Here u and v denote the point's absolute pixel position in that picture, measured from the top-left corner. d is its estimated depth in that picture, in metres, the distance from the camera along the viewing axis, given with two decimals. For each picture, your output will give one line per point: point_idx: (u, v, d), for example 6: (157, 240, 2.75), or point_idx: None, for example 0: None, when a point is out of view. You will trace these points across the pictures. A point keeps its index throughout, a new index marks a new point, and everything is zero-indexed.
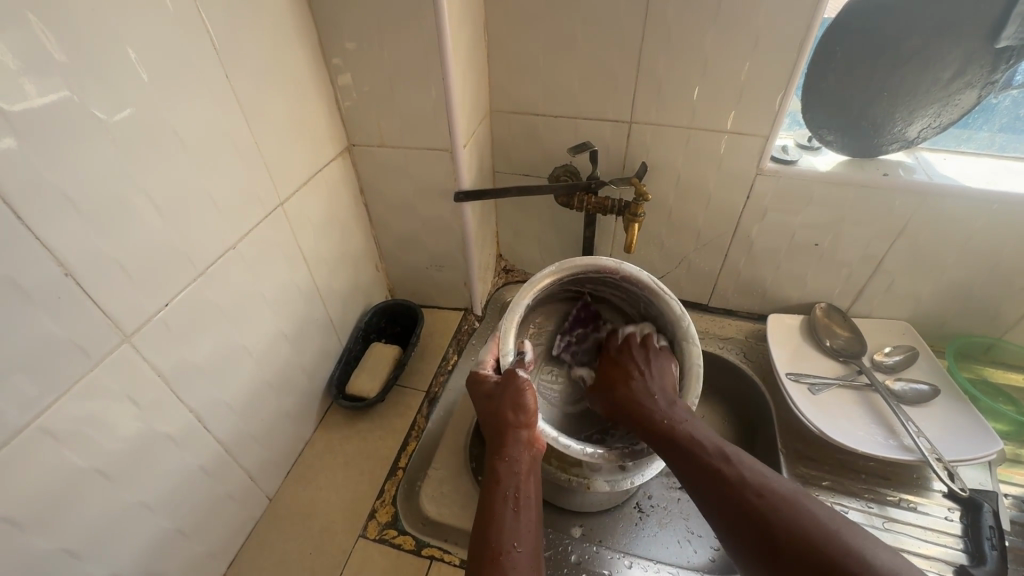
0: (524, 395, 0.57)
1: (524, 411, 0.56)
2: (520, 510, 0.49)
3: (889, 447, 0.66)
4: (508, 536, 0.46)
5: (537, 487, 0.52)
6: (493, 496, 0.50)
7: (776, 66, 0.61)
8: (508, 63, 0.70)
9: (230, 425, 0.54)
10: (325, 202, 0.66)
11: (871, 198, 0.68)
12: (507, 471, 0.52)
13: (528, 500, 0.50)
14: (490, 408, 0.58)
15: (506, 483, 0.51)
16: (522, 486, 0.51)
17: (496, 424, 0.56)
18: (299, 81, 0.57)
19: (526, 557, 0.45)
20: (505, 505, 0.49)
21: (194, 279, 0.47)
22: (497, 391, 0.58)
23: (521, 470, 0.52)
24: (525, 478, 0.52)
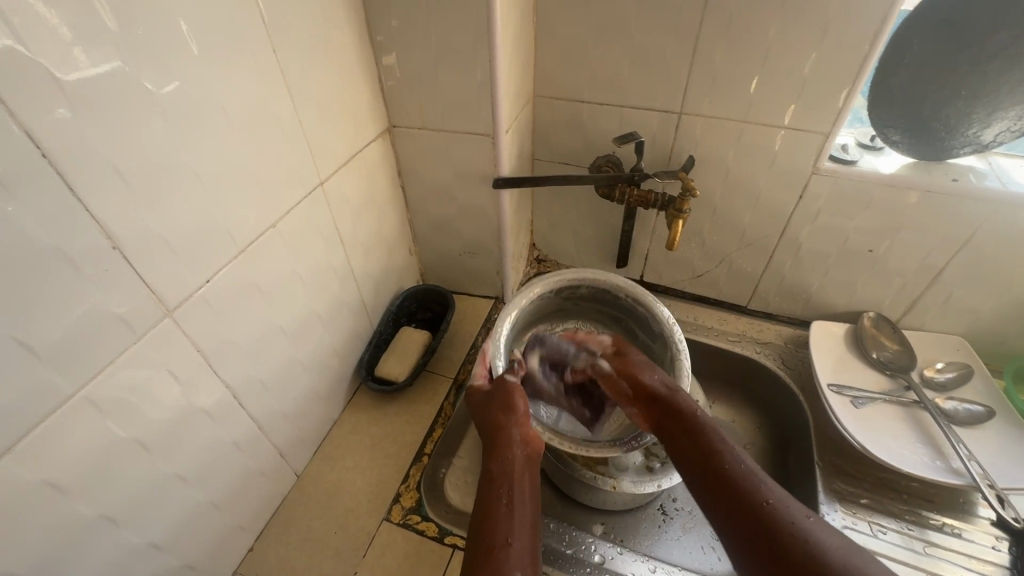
0: (518, 399, 0.57)
1: (514, 411, 0.57)
2: (516, 507, 0.50)
3: (935, 469, 0.63)
4: (507, 530, 0.48)
5: (529, 489, 0.53)
6: (487, 497, 0.51)
7: (845, 59, 0.57)
8: (556, 46, 0.68)
9: (264, 402, 0.55)
10: (363, 183, 0.65)
11: (936, 205, 0.64)
12: (500, 471, 0.53)
13: (523, 497, 0.51)
14: (485, 413, 0.58)
15: (500, 484, 0.52)
16: (515, 485, 0.52)
17: (489, 426, 0.57)
18: (344, 60, 0.56)
19: (521, 552, 0.46)
20: (500, 504, 0.50)
21: (233, 257, 0.47)
22: (488, 397, 0.59)
23: (513, 471, 0.53)
24: (519, 478, 0.53)
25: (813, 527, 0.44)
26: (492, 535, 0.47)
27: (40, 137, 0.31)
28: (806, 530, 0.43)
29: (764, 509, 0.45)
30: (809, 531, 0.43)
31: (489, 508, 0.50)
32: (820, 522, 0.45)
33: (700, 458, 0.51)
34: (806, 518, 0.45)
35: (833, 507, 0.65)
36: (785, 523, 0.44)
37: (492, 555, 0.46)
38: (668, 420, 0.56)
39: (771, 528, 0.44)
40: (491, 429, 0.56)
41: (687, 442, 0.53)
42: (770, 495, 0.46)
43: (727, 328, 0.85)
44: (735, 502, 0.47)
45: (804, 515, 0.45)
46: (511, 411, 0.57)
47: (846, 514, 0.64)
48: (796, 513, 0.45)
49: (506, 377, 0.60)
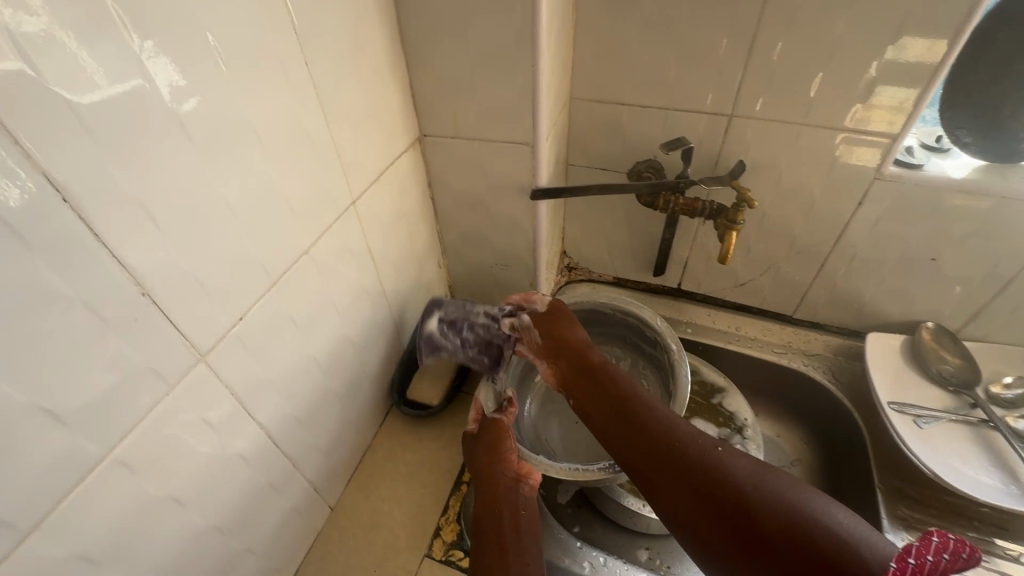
0: (507, 437, 0.57)
1: (500, 446, 0.56)
2: (508, 549, 0.49)
3: (1013, 496, 0.59)
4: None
5: (526, 520, 0.53)
6: (483, 538, 0.51)
7: (922, 55, 0.52)
8: (597, 45, 0.63)
9: (299, 438, 0.51)
10: (394, 197, 0.61)
11: (1013, 212, 0.59)
12: (491, 509, 0.53)
13: (518, 532, 0.51)
14: (476, 457, 0.57)
15: (490, 526, 0.51)
16: (507, 519, 0.52)
17: (474, 465, 0.57)
18: (376, 67, 0.52)
19: None
20: (491, 549, 0.49)
21: (266, 289, 0.43)
22: (474, 439, 0.59)
23: (501, 504, 0.53)
24: (507, 508, 0.53)
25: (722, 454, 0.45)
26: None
27: (54, 173, 0.27)
28: (722, 462, 0.45)
29: (684, 453, 0.46)
30: (725, 463, 0.44)
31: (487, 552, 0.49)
32: (731, 451, 0.46)
33: (622, 415, 0.52)
34: (716, 449, 0.46)
35: (899, 535, 0.61)
36: (702, 461, 0.45)
37: None
38: (591, 383, 0.56)
39: (691, 469, 0.45)
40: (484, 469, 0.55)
41: (614, 402, 0.53)
42: (690, 439, 0.47)
43: (772, 338, 0.80)
44: (655, 452, 0.47)
45: (714, 446, 0.46)
46: (490, 443, 0.57)
47: (914, 543, 0.60)
48: (708, 445, 0.46)
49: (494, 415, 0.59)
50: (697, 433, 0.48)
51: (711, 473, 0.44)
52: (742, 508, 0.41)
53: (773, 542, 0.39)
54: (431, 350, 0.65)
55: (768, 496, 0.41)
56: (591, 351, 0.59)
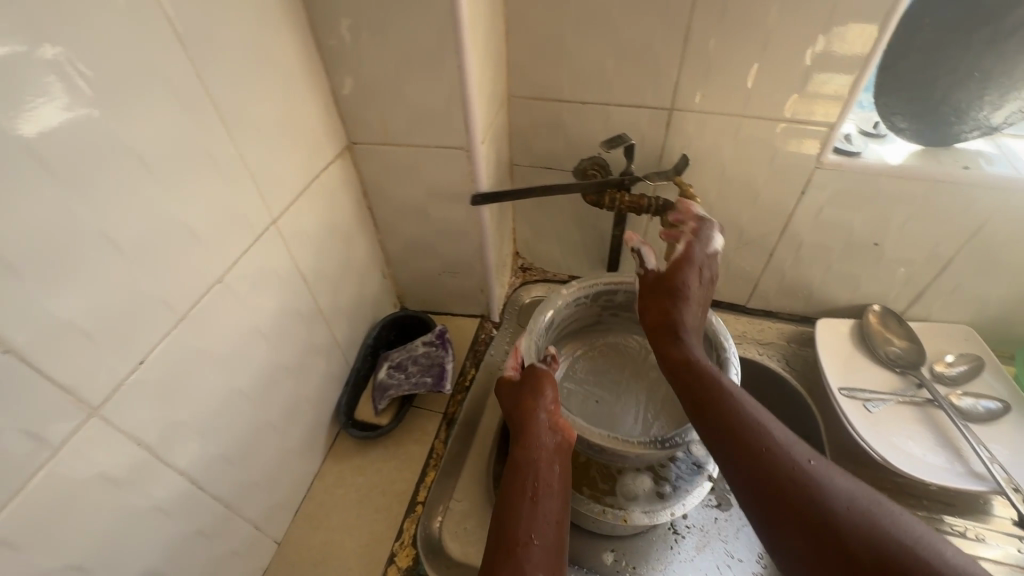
0: (548, 388, 0.60)
1: (543, 397, 0.59)
2: (540, 499, 0.51)
3: (958, 475, 0.60)
4: (526, 527, 0.48)
5: (560, 477, 0.54)
6: (512, 484, 0.52)
7: (852, 43, 0.52)
8: (530, 41, 0.60)
9: (229, 478, 0.48)
10: (324, 210, 0.57)
11: (947, 196, 0.60)
12: (528, 464, 0.54)
13: (549, 490, 0.52)
14: (512, 405, 0.60)
15: (529, 471, 0.53)
16: (543, 477, 0.53)
17: (517, 412, 0.59)
18: (288, 74, 0.48)
19: (543, 552, 0.47)
20: (524, 495, 0.51)
21: (174, 327, 0.39)
22: (519, 388, 0.62)
23: (542, 458, 0.54)
24: (547, 471, 0.53)
25: (818, 468, 0.43)
26: (514, 532, 0.48)
27: None
28: (812, 473, 0.42)
29: (761, 450, 0.44)
30: (810, 469, 0.43)
31: (513, 502, 0.51)
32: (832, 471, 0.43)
33: (699, 393, 0.51)
34: (810, 462, 0.43)
35: None
36: (784, 467, 0.43)
37: (514, 554, 0.46)
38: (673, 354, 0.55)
39: (771, 470, 0.43)
40: (524, 417, 0.58)
41: (692, 382, 0.52)
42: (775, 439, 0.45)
43: (727, 330, 0.80)
44: (732, 440, 0.46)
45: (808, 457, 0.44)
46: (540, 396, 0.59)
47: None
48: (801, 456, 0.44)
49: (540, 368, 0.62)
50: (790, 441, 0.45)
51: (793, 483, 0.42)
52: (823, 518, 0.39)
53: (856, 560, 0.37)
54: (381, 392, 0.66)
55: (856, 516, 0.39)
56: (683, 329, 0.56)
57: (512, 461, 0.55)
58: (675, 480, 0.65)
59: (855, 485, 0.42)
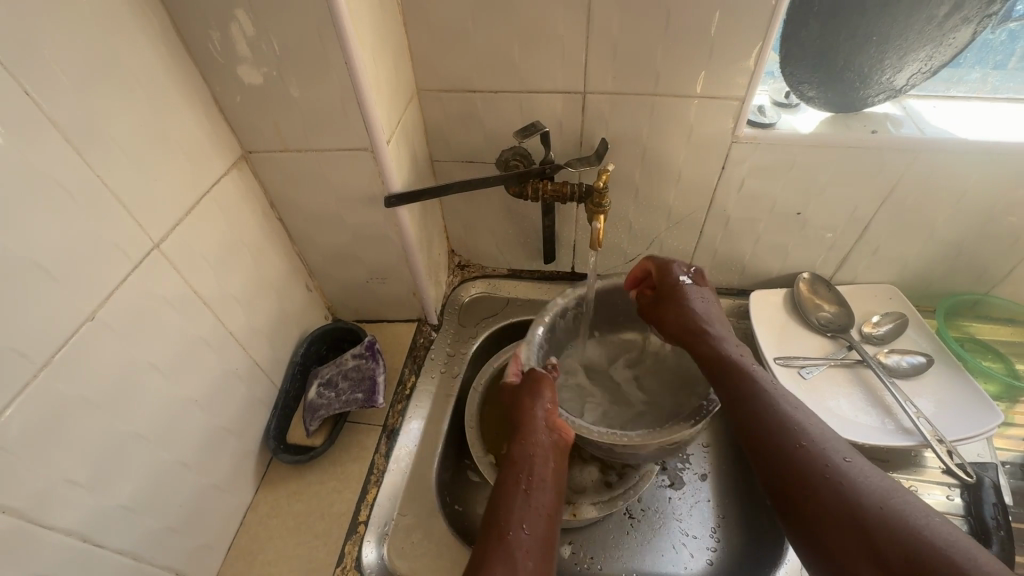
0: (546, 389, 0.57)
1: (543, 396, 0.56)
2: (533, 495, 0.50)
3: (889, 432, 0.62)
4: (516, 519, 0.48)
5: (554, 472, 0.53)
6: (508, 478, 0.52)
7: (750, 16, 0.51)
8: (430, 30, 0.57)
9: (135, 528, 0.45)
10: (223, 227, 0.53)
11: (858, 160, 0.61)
12: (523, 451, 0.53)
13: (543, 483, 0.52)
14: (513, 403, 0.58)
15: (523, 467, 0.52)
16: (536, 470, 0.52)
17: (516, 409, 0.56)
18: (150, 85, 0.44)
19: (532, 538, 0.47)
20: (519, 491, 0.50)
21: (35, 375, 0.36)
22: (519, 388, 0.58)
23: (537, 456, 0.53)
24: (541, 463, 0.53)
25: (851, 461, 0.47)
26: (504, 520, 0.48)
27: None
28: (843, 476, 0.45)
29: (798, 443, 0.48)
30: (860, 486, 0.44)
31: (507, 491, 0.50)
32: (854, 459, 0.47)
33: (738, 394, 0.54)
34: (843, 461, 0.47)
35: None
36: (822, 457, 0.47)
37: (505, 539, 0.46)
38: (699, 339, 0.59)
39: (816, 483, 0.46)
40: (517, 414, 0.55)
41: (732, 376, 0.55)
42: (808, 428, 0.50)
43: None
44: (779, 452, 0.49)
45: (841, 455, 0.47)
46: (540, 395, 0.56)
47: None
48: (834, 449, 0.48)
49: (540, 371, 0.59)
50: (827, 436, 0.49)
51: (821, 465, 0.47)
52: (832, 486, 0.45)
53: (881, 555, 0.41)
54: (312, 414, 0.63)
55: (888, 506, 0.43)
56: (711, 333, 0.59)
57: (508, 454, 0.53)
58: (623, 467, 0.67)
59: (881, 482, 0.45)
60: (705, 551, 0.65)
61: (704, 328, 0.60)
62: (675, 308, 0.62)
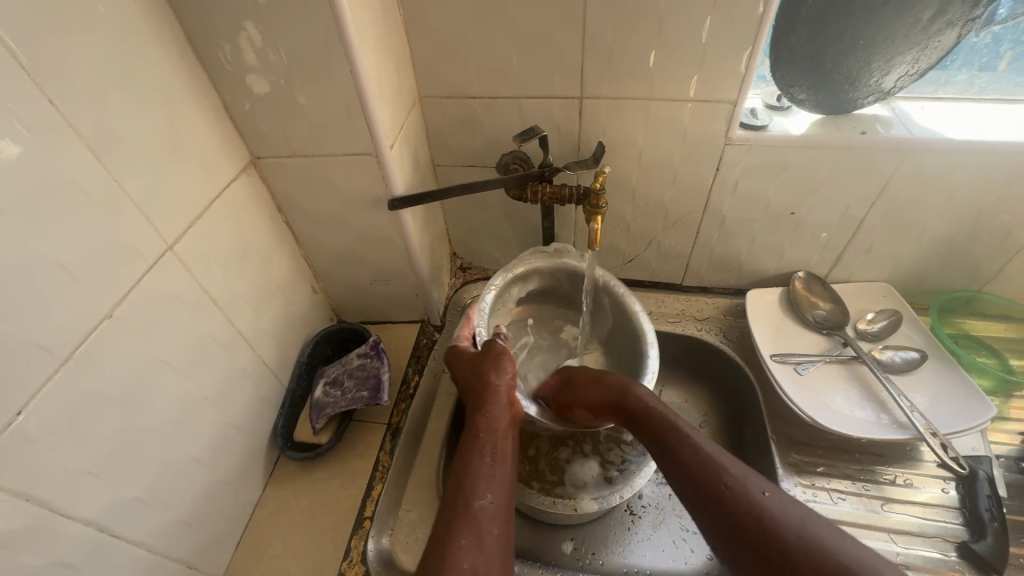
0: (508, 361, 0.59)
1: (505, 371, 0.58)
2: (497, 464, 0.51)
3: (883, 426, 0.63)
4: (481, 488, 0.48)
5: (514, 444, 0.54)
6: (471, 448, 0.52)
7: (740, 22, 0.53)
8: (432, 38, 0.59)
9: (149, 521, 0.46)
10: (233, 230, 0.55)
11: (849, 160, 0.62)
12: (489, 424, 0.54)
13: (505, 456, 0.52)
14: (474, 376, 0.59)
15: (485, 439, 0.53)
16: (499, 443, 0.53)
17: (481, 385, 0.57)
18: (165, 94, 0.46)
19: (495, 507, 0.47)
20: (483, 461, 0.50)
21: (56, 370, 0.38)
22: (480, 359, 0.61)
23: (500, 427, 0.54)
24: (505, 438, 0.53)
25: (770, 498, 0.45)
26: (469, 487, 0.48)
27: None
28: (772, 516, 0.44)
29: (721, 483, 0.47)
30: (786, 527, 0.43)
31: (472, 461, 0.51)
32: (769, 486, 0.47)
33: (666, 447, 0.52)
34: (763, 494, 0.45)
35: (792, 481, 0.64)
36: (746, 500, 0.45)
37: (468, 511, 0.46)
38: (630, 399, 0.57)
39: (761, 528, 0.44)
40: (483, 385, 0.57)
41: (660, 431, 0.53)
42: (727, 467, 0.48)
43: (666, 309, 0.82)
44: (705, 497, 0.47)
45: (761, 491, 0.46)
46: (504, 370, 0.58)
47: (805, 486, 0.63)
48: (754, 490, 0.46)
49: (494, 340, 0.62)
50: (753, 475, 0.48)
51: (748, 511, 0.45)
52: (762, 518, 0.44)
53: None
54: (318, 412, 0.64)
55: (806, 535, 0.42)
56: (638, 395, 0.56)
57: (471, 426, 0.54)
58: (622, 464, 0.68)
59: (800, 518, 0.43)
60: (705, 547, 0.65)
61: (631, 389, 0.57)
62: (595, 383, 0.60)
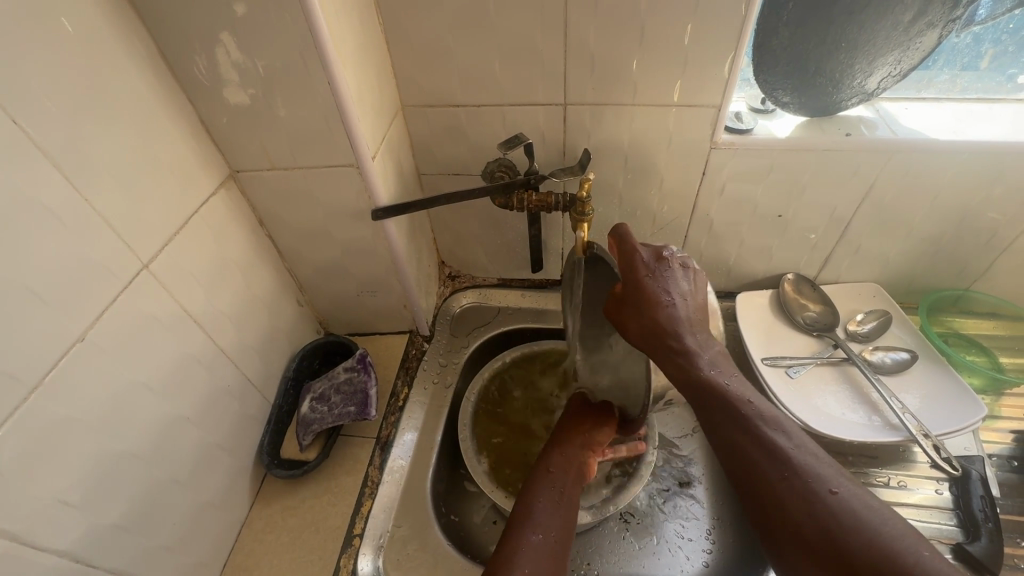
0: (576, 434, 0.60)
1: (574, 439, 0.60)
2: (560, 504, 0.53)
3: (875, 428, 0.63)
4: (531, 525, 0.50)
5: (578, 495, 0.55)
6: (539, 484, 0.56)
7: (723, 26, 0.53)
8: (413, 49, 0.59)
9: (129, 547, 0.45)
10: (212, 246, 0.54)
11: (834, 163, 0.62)
12: (552, 477, 0.56)
13: (564, 503, 0.54)
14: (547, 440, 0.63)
15: (556, 477, 0.56)
16: (564, 493, 0.55)
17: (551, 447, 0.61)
18: (138, 110, 0.45)
19: (540, 544, 0.48)
20: (540, 504, 0.53)
21: (26, 398, 0.36)
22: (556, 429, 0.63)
23: (566, 480, 0.56)
24: (568, 489, 0.55)
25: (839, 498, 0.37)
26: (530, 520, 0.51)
27: None
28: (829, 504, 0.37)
29: (772, 472, 0.40)
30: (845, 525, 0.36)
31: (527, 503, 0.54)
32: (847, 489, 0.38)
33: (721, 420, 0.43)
34: (830, 493, 0.38)
35: None
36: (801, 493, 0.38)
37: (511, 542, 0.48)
38: (661, 343, 0.46)
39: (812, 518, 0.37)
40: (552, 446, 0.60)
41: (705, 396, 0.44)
42: (789, 452, 0.41)
43: None
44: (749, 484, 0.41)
45: (828, 489, 0.38)
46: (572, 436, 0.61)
47: None
48: (818, 486, 0.38)
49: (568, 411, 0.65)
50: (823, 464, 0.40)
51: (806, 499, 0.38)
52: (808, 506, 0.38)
53: None
54: (305, 428, 0.63)
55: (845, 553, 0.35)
56: (673, 334, 0.46)
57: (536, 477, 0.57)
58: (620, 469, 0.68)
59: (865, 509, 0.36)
60: (701, 554, 0.65)
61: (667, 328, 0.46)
62: (637, 310, 0.47)
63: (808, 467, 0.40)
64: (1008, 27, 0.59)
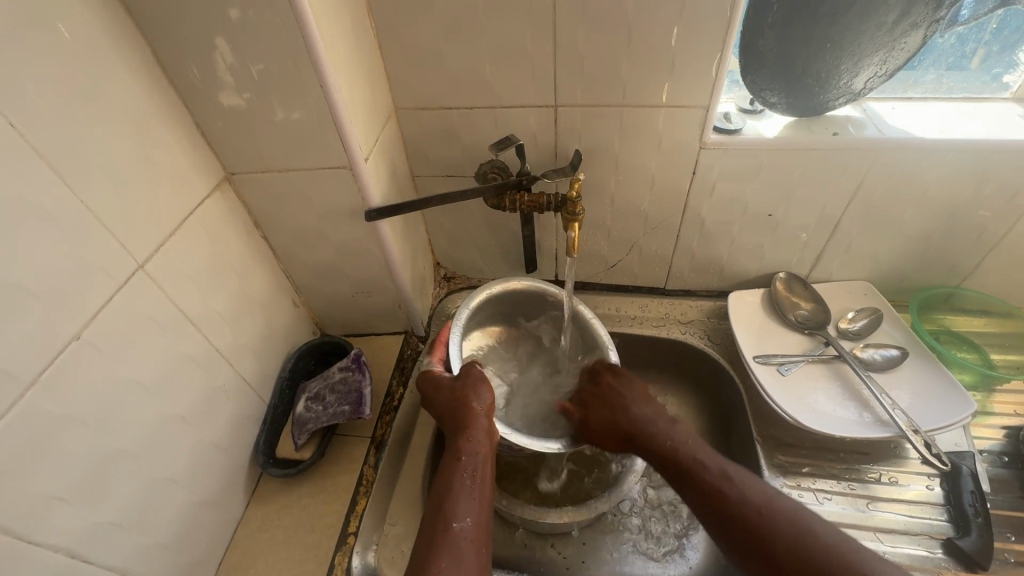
0: (488, 386, 0.57)
1: (483, 401, 0.56)
2: (476, 486, 0.50)
3: (866, 425, 0.63)
4: (461, 510, 0.48)
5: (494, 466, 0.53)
6: (452, 475, 0.51)
7: (709, 28, 0.54)
8: (405, 52, 0.60)
9: (124, 544, 0.45)
10: (207, 247, 0.55)
11: (823, 162, 0.63)
12: (471, 451, 0.52)
13: (484, 478, 0.51)
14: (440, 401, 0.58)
15: (466, 463, 0.52)
16: (481, 466, 0.52)
17: (452, 414, 0.56)
18: (133, 113, 0.46)
19: (476, 529, 0.47)
20: (465, 481, 0.50)
21: (23, 395, 0.37)
22: (457, 384, 0.58)
23: (482, 451, 0.53)
24: (485, 458, 0.53)
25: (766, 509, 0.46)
26: (449, 511, 0.48)
27: None
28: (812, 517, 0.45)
29: (725, 504, 0.48)
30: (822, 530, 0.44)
31: (450, 485, 0.50)
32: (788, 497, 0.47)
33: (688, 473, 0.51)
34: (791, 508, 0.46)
35: (778, 482, 0.64)
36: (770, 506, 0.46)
37: (444, 537, 0.46)
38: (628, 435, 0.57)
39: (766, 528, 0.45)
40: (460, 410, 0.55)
41: (661, 449, 0.55)
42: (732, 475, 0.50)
43: (650, 314, 0.82)
44: (721, 512, 0.47)
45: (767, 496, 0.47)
46: (481, 400, 0.56)
47: (792, 488, 0.63)
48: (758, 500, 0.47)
49: (471, 366, 0.59)
50: (744, 474, 0.50)
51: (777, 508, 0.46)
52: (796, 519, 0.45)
53: None
54: (300, 427, 0.64)
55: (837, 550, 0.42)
56: (648, 424, 0.57)
57: (452, 451, 0.53)
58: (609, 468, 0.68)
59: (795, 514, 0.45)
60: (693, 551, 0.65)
61: (642, 424, 0.57)
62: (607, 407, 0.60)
63: (740, 487, 0.48)
64: (993, 28, 0.60)
